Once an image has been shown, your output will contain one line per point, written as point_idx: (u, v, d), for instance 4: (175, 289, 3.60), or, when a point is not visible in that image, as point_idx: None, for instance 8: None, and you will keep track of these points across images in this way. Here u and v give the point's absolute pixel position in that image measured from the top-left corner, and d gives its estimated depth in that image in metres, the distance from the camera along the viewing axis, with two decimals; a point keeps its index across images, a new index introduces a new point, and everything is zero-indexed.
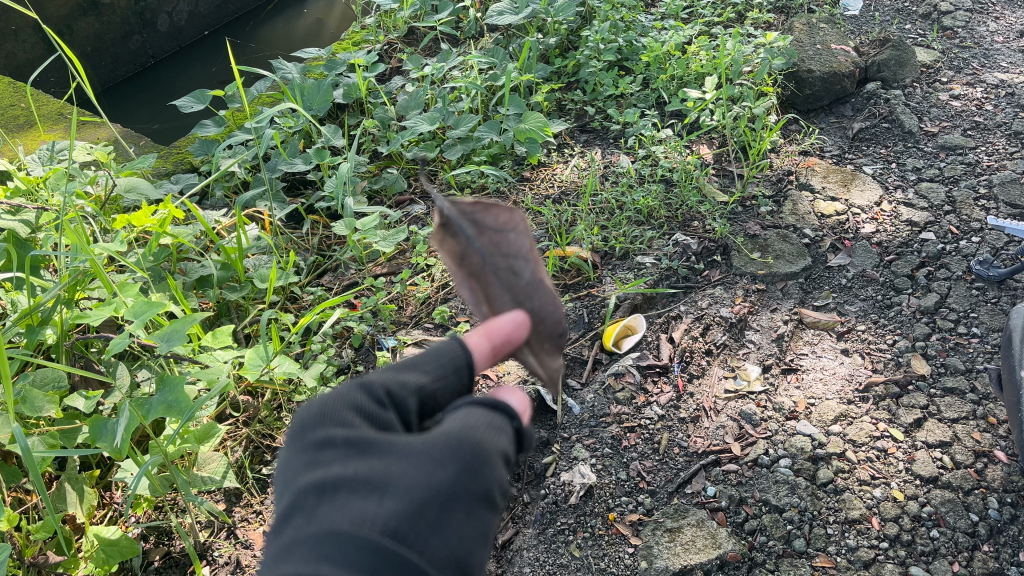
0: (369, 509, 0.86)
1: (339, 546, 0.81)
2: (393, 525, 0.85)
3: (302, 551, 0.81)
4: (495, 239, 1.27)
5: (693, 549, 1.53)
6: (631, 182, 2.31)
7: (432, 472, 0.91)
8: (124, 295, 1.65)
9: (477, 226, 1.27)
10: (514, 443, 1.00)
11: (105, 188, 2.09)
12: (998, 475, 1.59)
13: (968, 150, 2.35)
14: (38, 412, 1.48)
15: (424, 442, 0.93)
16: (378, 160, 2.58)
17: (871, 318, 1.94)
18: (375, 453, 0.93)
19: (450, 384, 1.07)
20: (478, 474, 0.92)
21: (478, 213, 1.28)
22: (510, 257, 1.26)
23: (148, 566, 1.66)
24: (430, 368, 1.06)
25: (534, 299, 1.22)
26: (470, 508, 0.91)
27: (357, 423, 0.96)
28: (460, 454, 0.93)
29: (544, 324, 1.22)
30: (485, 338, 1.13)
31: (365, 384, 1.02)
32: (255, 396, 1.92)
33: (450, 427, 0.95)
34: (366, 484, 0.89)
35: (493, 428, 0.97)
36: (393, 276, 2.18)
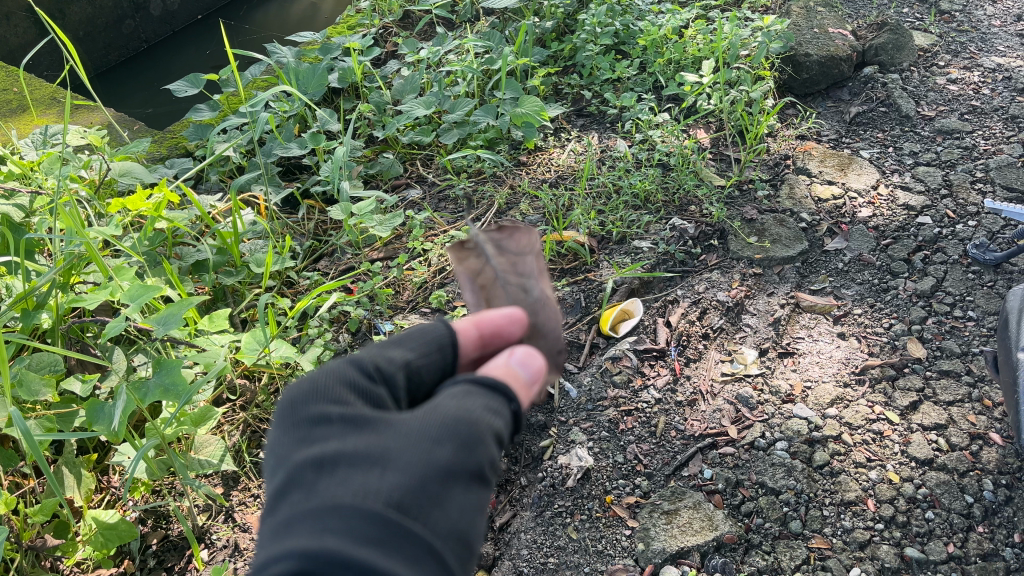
0: (370, 482, 0.86)
1: (343, 518, 0.81)
2: (397, 497, 0.85)
3: (304, 523, 0.81)
4: (512, 259, 1.30)
5: (690, 530, 1.54)
6: (628, 166, 2.31)
7: (431, 448, 0.91)
8: (120, 279, 1.64)
9: (499, 249, 1.31)
10: (511, 426, 1.00)
11: (99, 172, 2.08)
12: (993, 457, 1.60)
13: (964, 134, 2.35)
14: (34, 396, 1.48)
15: (421, 419, 0.94)
16: (374, 144, 2.56)
17: (868, 302, 1.94)
18: (372, 430, 0.93)
19: (436, 362, 1.09)
20: (477, 452, 0.93)
21: (501, 238, 1.32)
22: (522, 275, 1.28)
23: (146, 550, 1.67)
24: (415, 346, 1.08)
25: (539, 313, 1.24)
26: (469, 485, 0.92)
27: (352, 399, 0.96)
28: (460, 431, 0.93)
29: (544, 340, 1.23)
30: (474, 324, 1.15)
31: (358, 361, 1.02)
32: (252, 380, 1.92)
33: (447, 404, 0.96)
34: (366, 459, 0.88)
35: (490, 410, 0.97)
36: (390, 260, 2.17)
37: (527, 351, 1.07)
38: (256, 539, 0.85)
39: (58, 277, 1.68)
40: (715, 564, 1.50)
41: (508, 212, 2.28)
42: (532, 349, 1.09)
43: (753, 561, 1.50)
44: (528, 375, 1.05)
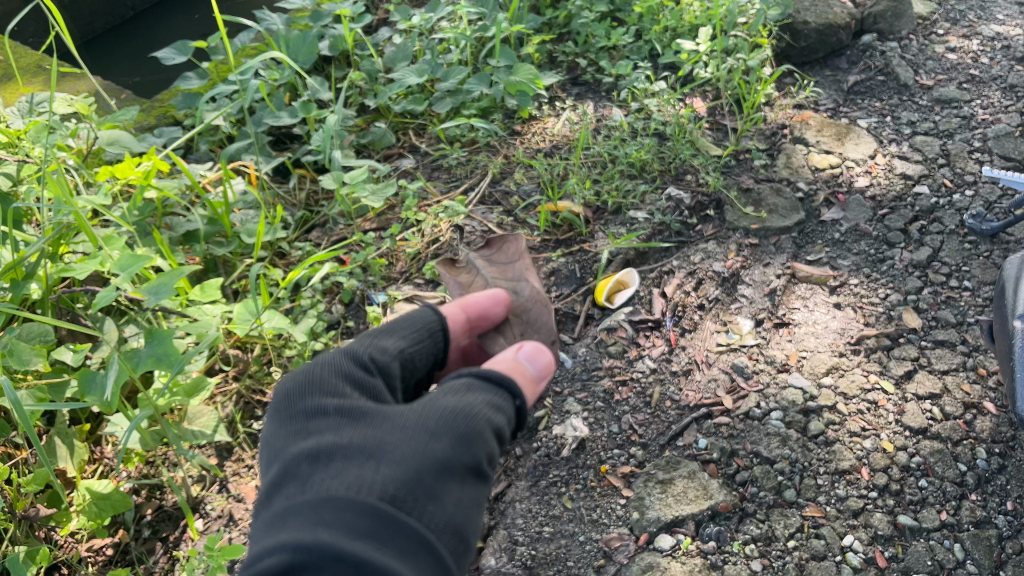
0: (365, 475, 0.96)
1: (337, 511, 0.91)
2: (390, 491, 0.95)
3: (300, 514, 0.92)
4: (501, 268, 1.51)
5: (684, 499, 1.55)
6: (624, 136, 2.28)
7: (423, 443, 1.02)
8: (110, 249, 1.62)
9: (488, 261, 1.54)
10: (514, 421, 1.13)
11: (86, 140, 2.03)
12: (986, 426, 1.61)
13: (963, 103, 2.32)
14: (25, 365, 1.47)
15: (417, 415, 1.05)
16: (365, 114, 2.53)
17: (864, 272, 1.93)
18: (367, 423, 1.03)
19: (428, 345, 1.25)
20: (469, 445, 1.04)
21: (491, 254, 1.55)
22: (512, 279, 1.49)
23: (141, 520, 1.67)
24: (409, 334, 1.22)
25: (529, 311, 1.43)
26: (460, 476, 1.03)
27: (348, 392, 1.07)
28: (452, 428, 1.04)
29: (537, 333, 1.41)
30: (461, 307, 1.33)
31: (354, 353, 1.13)
32: (245, 351, 1.89)
33: (446, 402, 1.08)
34: (361, 453, 0.99)
35: (492, 406, 1.09)
36: (383, 231, 2.15)
37: (536, 348, 1.20)
38: (256, 527, 0.96)
39: (47, 247, 1.66)
40: (710, 532, 1.51)
41: (502, 182, 2.27)
42: (541, 345, 1.22)
43: (747, 529, 1.50)
44: (535, 371, 1.19)
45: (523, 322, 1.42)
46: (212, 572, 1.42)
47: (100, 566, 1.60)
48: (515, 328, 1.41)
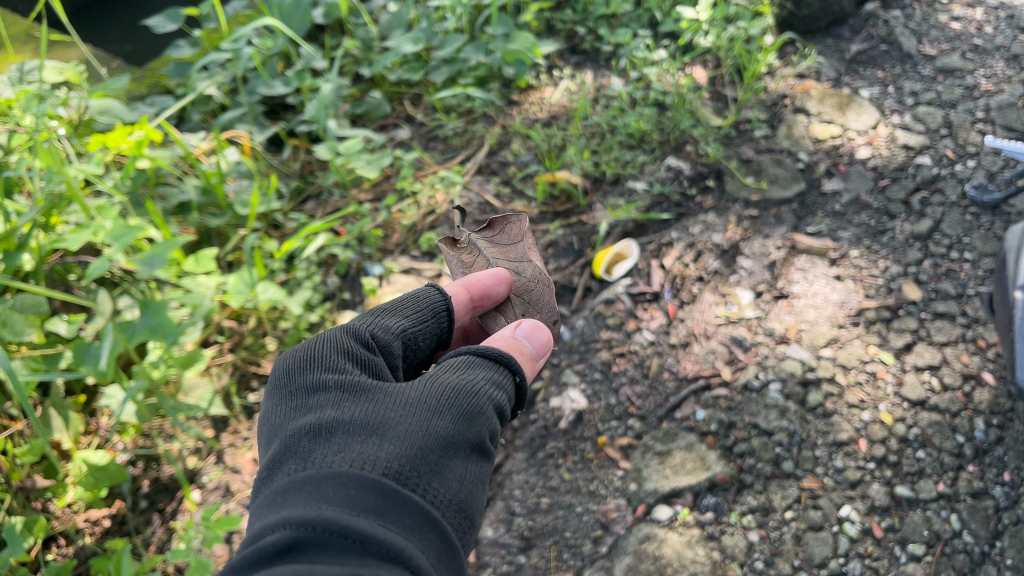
0: (368, 452, 0.96)
1: (340, 487, 0.89)
2: (394, 468, 0.95)
3: (302, 492, 0.90)
4: (504, 249, 1.42)
5: (682, 471, 1.57)
6: (624, 105, 2.25)
7: (426, 420, 1.02)
8: (102, 219, 1.59)
9: (490, 242, 1.44)
10: (512, 398, 1.15)
11: (77, 110, 1.99)
12: (984, 398, 1.58)
13: (966, 73, 2.29)
14: (19, 336, 1.46)
15: (420, 392, 1.06)
16: (360, 83, 2.49)
17: (864, 244, 1.89)
18: (368, 401, 1.03)
19: (431, 326, 1.28)
20: (471, 422, 1.06)
21: (491, 234, 1.45)
22: (515, 260, 1.41)
23: (137, 491, 1.66)
24: (411, 315, 1.26)
25: (531, 292, 1.38)
26: (461, 454, 1.03)
27: (349, 369, 1.09)
28: (455, 406, 1.05)
29: (539, 315, 1.36)
30: (465, 286, 1.32)
31: (357, 332, 1.16)
32: (240, 322, 1.85)
33: (447, 379, 1.09)
34: (364, 430, 0.99)
35: (493, 383, 1.11)
36: (379, 202, 2.13)
37: (533, 327, 1.24)
38: (253, 508, 0.94)
39: (40, 218, 1.64)
40: (708, 504, 1.52)
41: (499, 153, 2.26)
42: (539, 324, 1.26)
43: (744, 500, 1.51)
44: (533, 349, 1.22)
45: (526, 303, 1.38)
46: (208, 543, 1.41)
47: (97, 538, 1.59)
48: (517, 309, 1.38)
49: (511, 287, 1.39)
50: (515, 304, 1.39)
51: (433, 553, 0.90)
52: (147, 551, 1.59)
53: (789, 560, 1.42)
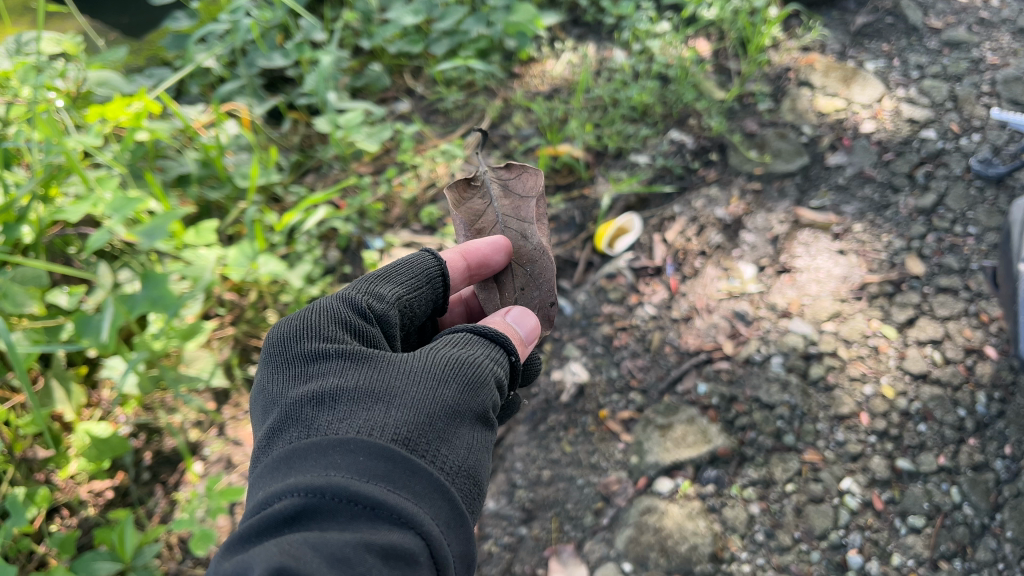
0: (375, 419, 0.95)
1: (348, 454, 0.89)
2: (402, 435, 0.94)
3: (310, 459, 0.90)
4: (516, 203, 1.34)
5: (683, 444, 1.58)
6: (626, 78, 2.23)
7: (432, 387, 1.02)
8: (102, 190, 1.58)
9: (505, 191, 1.35)
10: (509, 375, 1.15)
11: (74, 81, 1.97)
12: (987, 371, 1.56)
13: (971, 47, 2.22)
14: (20, 308, 1.45)
15: (425, 361, 1.05)
16: (360, 56, 2.46)
17: (868, 219, 1.86)
18: (372, 369, 1.03)
19: (425, 293, 1.26)
20: (476, 390, 1.05)
21: (509, 179, 1.35)
22: (524, 220, 1.32)
23: (140, 463, 1.67)
24: (406, 283, 1.24)
25: (529, 265, 1.30)
26: (468, 421, 1.03)
27: (348, 339, 1.08)
28: (460, 374, 1.05)
29: (537, 293, 1.30)
30: (462, 255, 1.26)
31: (352, 301, 1.15)
32: (241, 296, 1.84)
33: (450, 351, 1.08)
34: (370, 397, 0.98)
35: (493, 359, 1.10)
36: (379, 174, 2.12)
37: (522, 312, 1.22)
38: (259, 476, 0.94)
39: (39, 190, 1.61)
40: (709, 477, 1.53)
41: (501, 126, 2.25)
42: (528, 309, 1.24)
43: (745, 473, 1.52)
44: (523, 332, 1.20)
45: (526, 273, 1.31)
46: (212, 514, 1.42)
47: (100, 509, 1.59)
48: (517, 279, 1.32)
49: (513, 253, 1.32)
50: (514, 275, 1.32)
51: (443, 519, 0.90)
52: (150, 522, 1.59)
53: (789, 532, 1.43)
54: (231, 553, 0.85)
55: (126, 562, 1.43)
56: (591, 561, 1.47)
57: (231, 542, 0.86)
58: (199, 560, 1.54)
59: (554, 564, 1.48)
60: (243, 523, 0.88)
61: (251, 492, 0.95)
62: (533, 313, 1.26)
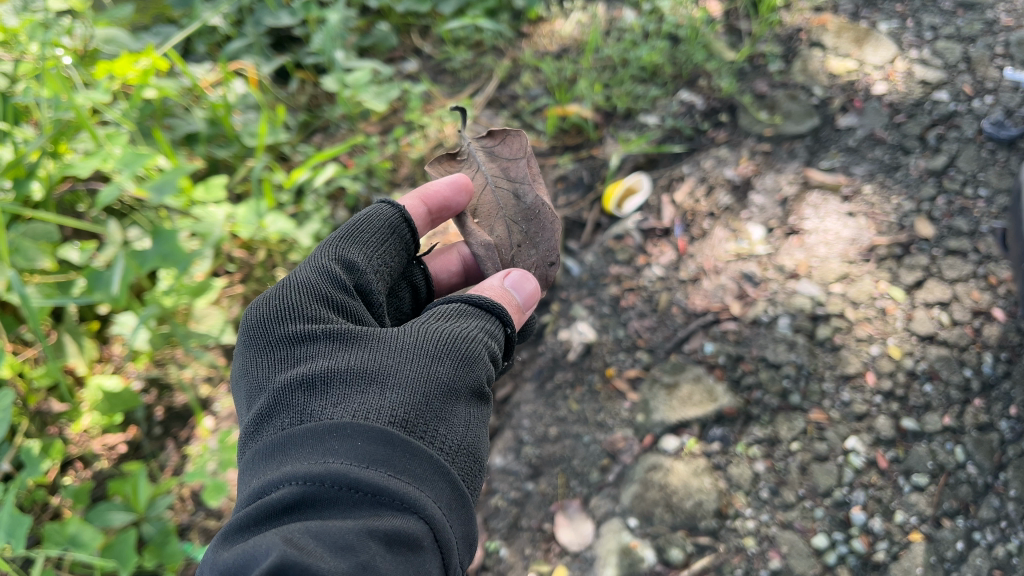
0: (370, 403, 0.96)
1: (346, 441, 0.90)
2: (399, 417, 0.95)
3: (307, 448, 0.91)
4: (504, 165, 1.34)
5: (690, 403, 1.59)
6: (636, 38, 2.20)
7: (427, 366, 1.03)
8: (111, 146, 1.58)
9: (490, 156, 1.35)
10: (503, 347, 1.16)
11: (80, 39, 1.95)
12: (994, 333, 1.55)
13: (986, 8, 2.11)
14: (31, 262, 1.49)
15: (417, 339, 1.06)
16: (367, 15, 2.44)
17: (878, 180, 1.83)
18: (364, 352, 1.04)
19: (393, 243, 1.29)
20: (470, 366, 1.06)
21: (493, 145, 1.36)
22: (515, 180, 1.32)
23: (152, 418, 1.69)
24: (371, 239, 1.25)
25: (524, 222, 1.30)
26: (464, 399, 1.04)
27: (335, 319, 1.09)
28: (454, 351, 1.06)
29: (534, 252, 1.29)
30: (421, 201, 1.30)
31: (336, 277, 1.15)
32: (250, 253, 1.84)
33: (442, 327, 1.09)
34: (364, 381, 0.99)
35: (487, 333, 1.11)
36: (387, 134, 2.10)
37: (522, 277, 1.20)
38: (253, 463, 0.94)
39: (47, 146, 1.63)
40: (714, 435, 1.54)
41: (509, 86, 2.25)
42: (528, 274, 1.23)
43: (751, 432, 1.53)
44: (520, 299, 1.19)
45: (521, 232, 1.30)
46: (224, 466, 1.44)
47: (114, 462, 1.63)
48: (512, 236, 1.30)
49: (506, 213, 1.31)
50: (509, 232, 1.30)
51: (445, 502, 0.92)
52: (163, 475, 1.62)
53: (793, 489, 1.44)
54: (230, 542, 0.86)
55: (139, 513, 1.45)
56: (597, 517, 1.50)
57: (229, 532, 0.87)
58: (211, 513, 1.56)
59: (560, 519, 1.51)
60: (241, 512, 0.89)
61: (246, 479, 0.95)
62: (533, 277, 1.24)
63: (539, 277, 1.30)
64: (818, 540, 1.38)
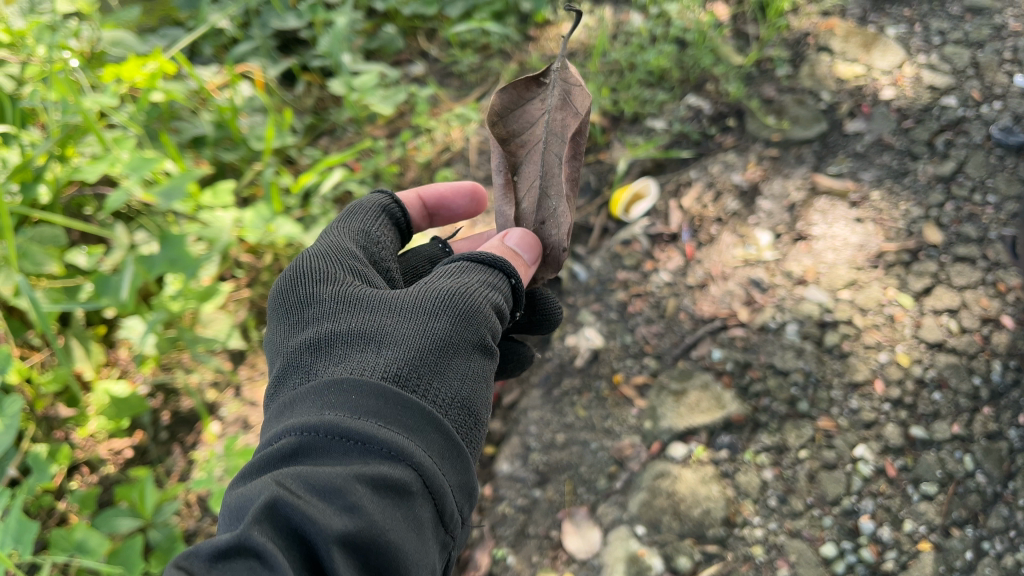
0: (367, 360, 0.95)
1: (342, 392, 0.89)
2: (394, 372, 0.93)
3: (307, 402, 0.90)
4: (568, 123, 1.14)
5: (698, 410, 1.59)
6: (643, 42, 2.20)
7: (424, 322, 1.01)
8: (120, 151, 1.57)
9: (561, 103, 1.15)
10: (509, 300, 1.12)
11: (87, 41, 1.93)
12: (1003, 340, 1.54)
13: (994, 12, 2.09)
14: (39, 266, 1.49)
15: (416, 300, 1.04)
16: (374, 17, 2.44)
17: (886, 186, 1.82)
18: (366, 313, 1.02)
19: (386, 222, 1.31)
20: (469, 322, 1.03)
21: (570, 89, 1.14)
22: (568, 147, 1.14)
23: (158, 422, 1.69)
24: (364, 218, 1.28)
25: (558, 199, 1.16)
26: (461, 354, 1.01)
27: (343, 281, 1.08)
28: (451, 308, 1.03)
29: (555, 233, 1.18)
30: (417, 195, 1.40)
31: (347, 251, 1.16)
32: (257, 258, 1.83)
33: (442, 285, 1.06)
34: (363, 341, 0.98)
35: (487, 284, 1.08)
36: (393, 138, 2.11)
37: (522, 235, 1.16)
38: (264, 422, 0.95)
39: (55, 149, 1.62)
40: (722, 442, 1.54)
41: None
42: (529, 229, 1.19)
43: (759, 439, 1.53)
44: (527, 257, 1.16)
45: (549, 207, 1.17)
46: (230, 472, 1.43)
47: (121, 466, 1.63)
48: (539, 210, 1.19)
49: (544, 181, 1.17)
50: (537, 206, 1.19)
51: (437, 451, 0.89)
52: (169, 480, 1.62)
53: (802, 497, 1.44)
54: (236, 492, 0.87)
55: (146, 518, 1.45)
56: (604, 524, 1.49)
57: (236, 482, 0.88)
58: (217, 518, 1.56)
59: (567, 526, 1.50)
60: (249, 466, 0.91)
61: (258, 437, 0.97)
62: (536, 236, 1.18)
63: (551, 259, 1.21)
64: (827, 548, 1.38)
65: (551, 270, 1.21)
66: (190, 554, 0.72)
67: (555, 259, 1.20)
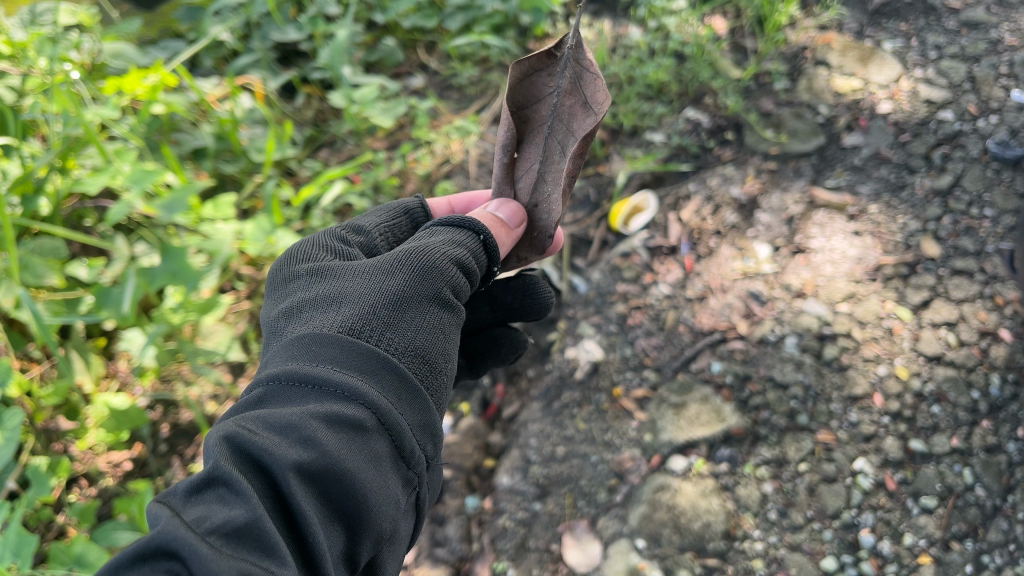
0: (328, 314, 0.95)
1: (302, 344, 0.90)
2: (351, 322, 0.93)
3: (276, 357, 0.92)
4: (575, 109, 1.09)
5: (698, 423, 1.59)
6: (642, 55, 2.20)
7: (382, 279, 1.00)
8: (121, 163, 1.57)
9: (572, 86, 1.09)
10: (480, 256, 1.10)
11: (88, 53, 1.94)
12: (1001, 354, 1.55)
13: (991, 27, 2.09)
14: (40, 278, 1.48)
15: (380, 260, 1.03)
16: (374, 30, 2.45)
17: (883, 200, 1.83)
18: (333, 275, 1.03)
19: (404, 223, 1.30)
20: (429, 275, 1.01)
21: (584, 72, 1.07)
22: (571, 133, 1.09)
23: (157, 435, 1.69)
24: (383, 213, 1.29)
25: (553, 186, 1.14)
26: (423, 306, 1.00)
27: (320, 254, 1.09)
28: (410, 264, 1.02)
29: (545, 218, 1.17)
30: (448, 204, 1.42)
31: (334, 230, 1.17)
32: (258, 270, 1.84)
33: (408, 246, 1.06)
34: (327, 299, 0.98)
35: (451, 243, 1.07)
36: (393, 150, 2.11)
37: (508, 205, 1.17)
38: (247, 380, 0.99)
39: (56, 161, 1.63)
40: (722, 455, 1.54)
41: None
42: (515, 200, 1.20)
43: (759, 452, 1.53)
44: (511, 227, 1.16)
45: (544, 191, 1.16)
46: None
47: (119, 479, 1.61)
48: (534, 191, 1.18)
49: (544, 163, 1.15)
50: (533, 186, 1.17)
51: (393, 393, 0.89)
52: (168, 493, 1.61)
53: (802, 511, 1.44)
54: None
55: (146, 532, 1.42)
56: (605, 537, 1.49)
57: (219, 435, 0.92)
58: None
59: (567, 539, 1.50)
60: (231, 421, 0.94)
61: None
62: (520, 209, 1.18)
63: (538, 241, 1.21)
64: (827, 562, 1.38)
65: (535, 252, 1.22)
66: (169, 493, 0.75)
67: (541, 239, 1.20)
